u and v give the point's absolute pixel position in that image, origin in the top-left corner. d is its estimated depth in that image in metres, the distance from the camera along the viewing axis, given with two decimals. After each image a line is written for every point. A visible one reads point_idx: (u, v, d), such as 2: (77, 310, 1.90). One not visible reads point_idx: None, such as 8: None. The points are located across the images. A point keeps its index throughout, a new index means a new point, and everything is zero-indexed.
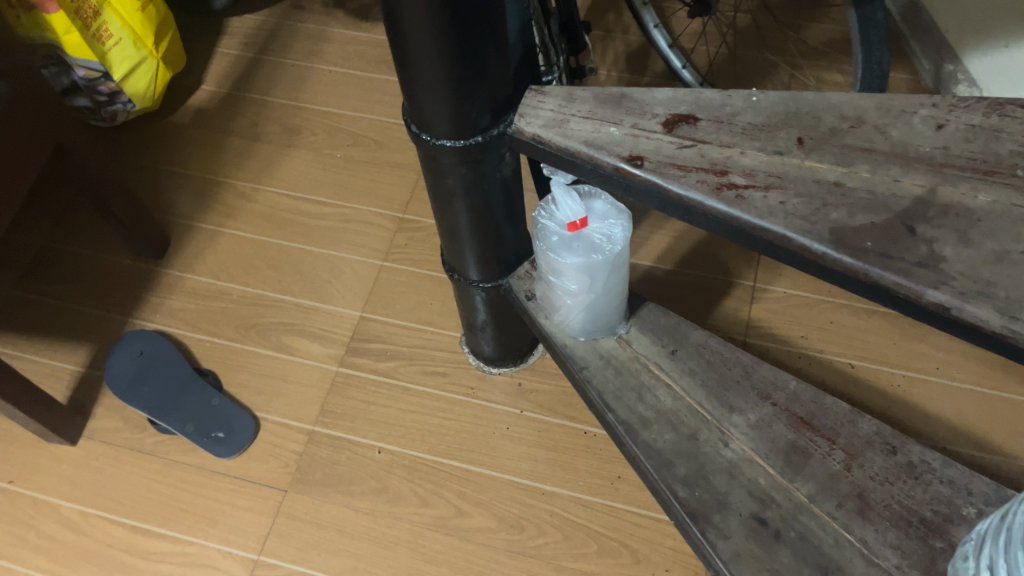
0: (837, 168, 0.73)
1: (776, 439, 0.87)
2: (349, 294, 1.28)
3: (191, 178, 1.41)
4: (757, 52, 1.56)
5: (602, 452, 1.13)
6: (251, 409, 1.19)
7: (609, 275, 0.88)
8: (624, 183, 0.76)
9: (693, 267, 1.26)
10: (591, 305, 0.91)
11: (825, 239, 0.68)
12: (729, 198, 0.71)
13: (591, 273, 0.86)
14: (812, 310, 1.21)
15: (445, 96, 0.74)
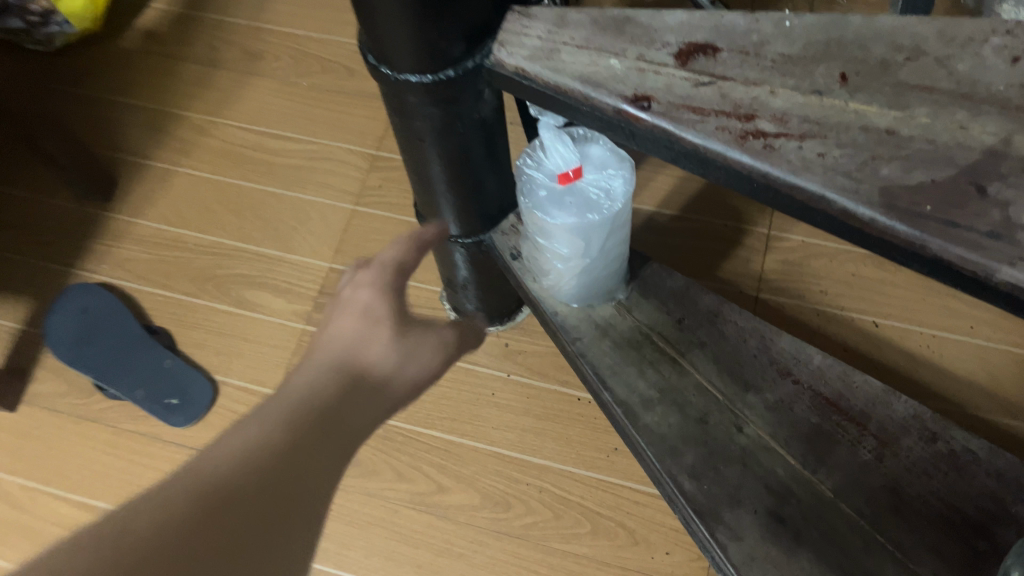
0: (889, 112, 0.59)
1: (798, 424, 0.76)
2: (316, 243, 1.14)
3: (141, 111, 1.26)
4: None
5: (597, 421, 1.02)
6: (209, 371, 1.07)
7: (606, 237, 0.76)
8: (626, 128, 0.62)
9: (701, 213, 1.13)
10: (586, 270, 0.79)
11: (873, 202, 0.55)
12: (756, 149, 0.58)
13: (586, 235, 0.74)
14: (834, 262, 1.08)
15: (406, 20, 0.60)
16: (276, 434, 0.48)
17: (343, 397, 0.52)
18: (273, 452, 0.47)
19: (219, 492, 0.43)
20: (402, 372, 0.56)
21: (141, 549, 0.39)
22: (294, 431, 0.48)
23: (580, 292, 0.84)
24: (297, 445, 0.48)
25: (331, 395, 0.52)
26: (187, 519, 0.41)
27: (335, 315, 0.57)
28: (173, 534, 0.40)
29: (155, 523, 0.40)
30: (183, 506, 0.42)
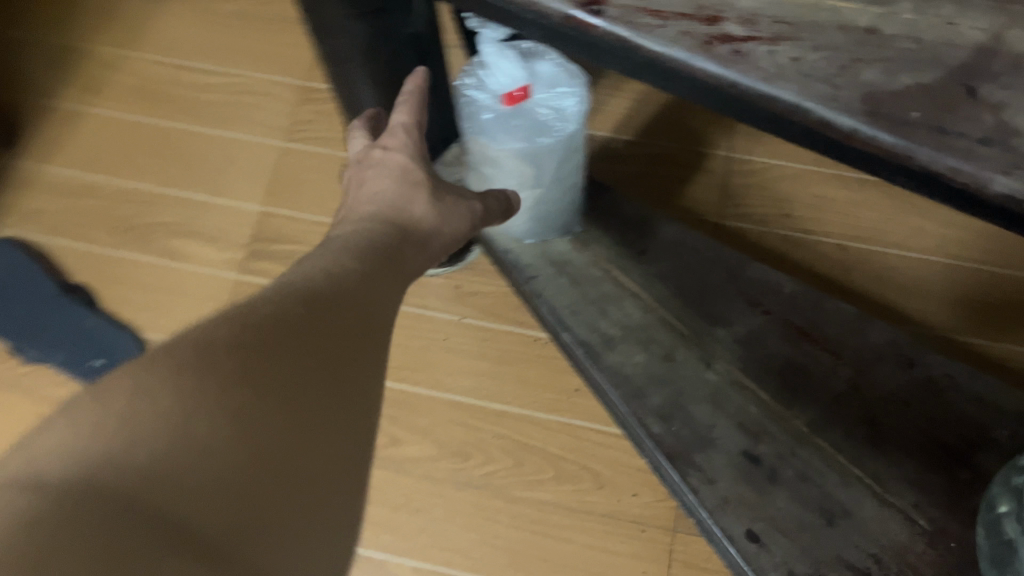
0: (869, 9, 0.53)
1: (769, 357, 0.71)
2: (247, 185, 1.06)
3: (43, 46, 1.15)
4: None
5: (557, 362, 0.97)
6: (134, 328, 0.99)
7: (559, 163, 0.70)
8: (579, 38, 0.55)
9: (659, 137, 1.06)
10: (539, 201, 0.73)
11: (856, 109, 0.49)
12: (724, 54, 0.51)
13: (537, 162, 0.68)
14: (797, 183, 1.03)
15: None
16: (345, 266, 0.50)
17: (394, 239, 0.55)
18: (343, 279, 0.48)
19: (290, 309, 0.43)
20: (446, 213, 0.60)
21: (229, 347, 0.38)
22: (359, 269, 0.50)
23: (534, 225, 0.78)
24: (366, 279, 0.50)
25: (380, 237, 0.54)
26: (289, 323, 0.42)
27: (365, 180, 0.59)
28: (278, 329, 0.41)
29: (227, 334, 0.39)
30: (250, 320, 0.41)
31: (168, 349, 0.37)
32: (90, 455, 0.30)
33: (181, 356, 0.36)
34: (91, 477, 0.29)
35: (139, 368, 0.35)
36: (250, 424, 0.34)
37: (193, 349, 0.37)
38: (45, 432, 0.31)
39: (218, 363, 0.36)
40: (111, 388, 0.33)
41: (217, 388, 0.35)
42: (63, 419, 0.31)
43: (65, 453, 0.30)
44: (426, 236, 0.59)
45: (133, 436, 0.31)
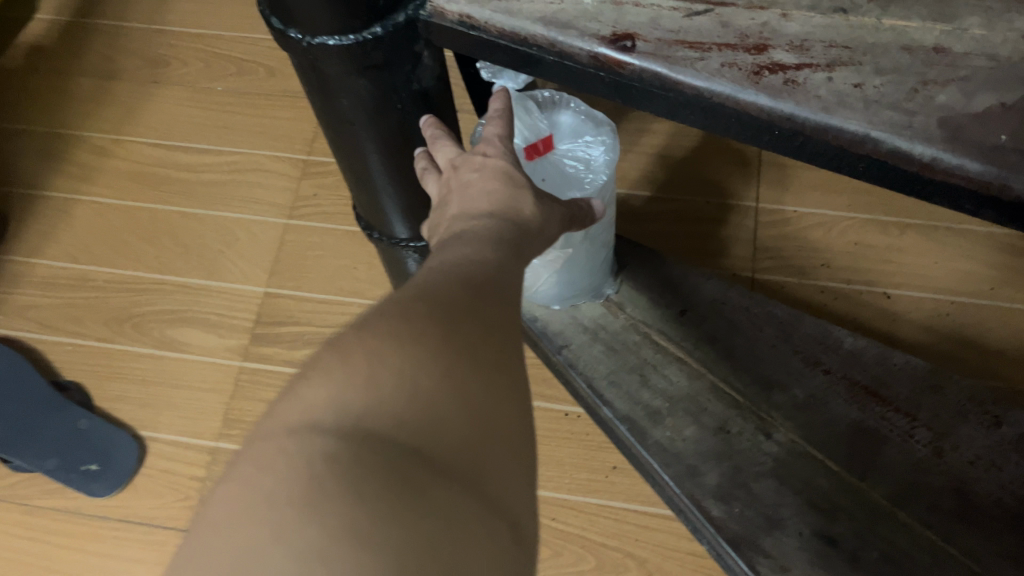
0: (934, 27, 0.47)
1: (835, 422, 0.63)
2: (248, 266, 1.00)
3: (31, 135, 1.10)
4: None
5: (589, 438, 0.89)
6: (133, 428, 0.92)
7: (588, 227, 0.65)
8: (608, 80, 0.49)
9: (680, 191, 1.00)
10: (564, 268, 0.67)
11: (933, 135, 0.43)
12: (776, 86, 0.45)
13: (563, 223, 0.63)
14: (832, 232, 0.96)
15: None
16: (484, 256, 0.39)
17: (512, 243, 0.42)
18: (489, 263, 0.38)
19: (479, 272, 0.37)
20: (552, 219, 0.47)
21: (451, 288, 0.35)
22: (495, 260, 0.39)
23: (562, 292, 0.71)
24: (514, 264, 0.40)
25: (499, 236, 0.41)
26: (463, 288, 0.35)
27: (462, 186, 0.47)
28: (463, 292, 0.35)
29: (433, 286, 0.35)
30: (455, 266, 0.37)
31: (374, 317, 0.32)
32: (358, 404, 0.28)
33: (409, 304, 0.33)
34: (363, 426, 0.27)
35: (361, 335, 0.31)
36: (478, 376, 0.31)
37: (404, 310, 0.32)
38: (315, 381, 0.29)
39: (446, 304, 0.33)
40: (350, 339, 0.30)
41: (444, 340, 0.31)
42: (319, 383, 0.29)
43: (337, 402, 0.28)
44: (537, 249, 0.45)
45: (381, 397, 0.28)
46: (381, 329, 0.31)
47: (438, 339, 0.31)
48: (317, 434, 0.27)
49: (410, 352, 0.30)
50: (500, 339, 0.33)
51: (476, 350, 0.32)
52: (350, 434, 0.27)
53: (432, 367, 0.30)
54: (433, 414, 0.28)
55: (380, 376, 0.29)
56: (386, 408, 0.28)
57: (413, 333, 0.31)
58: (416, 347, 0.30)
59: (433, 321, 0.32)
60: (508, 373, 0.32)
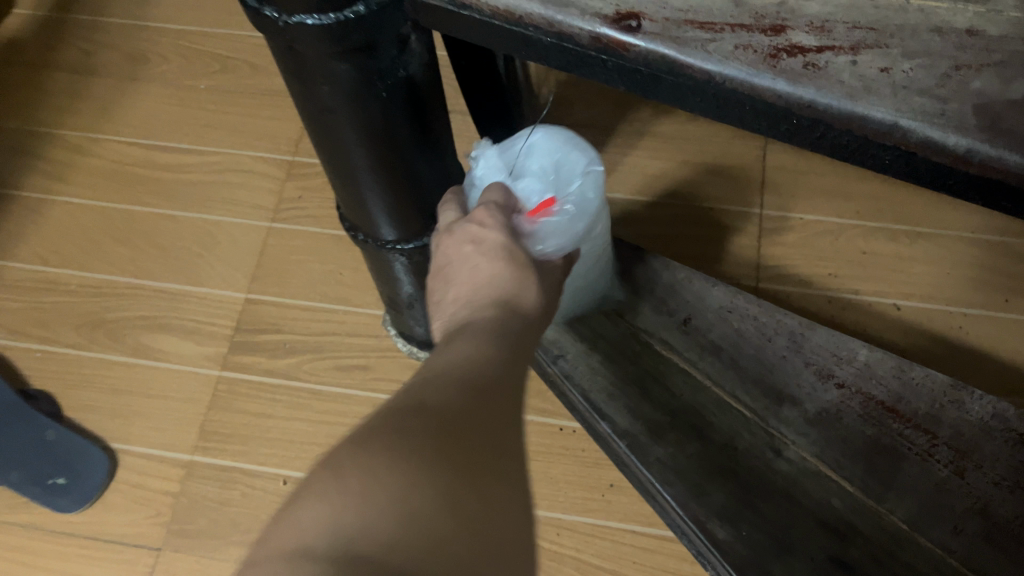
0: (967, 8, 0.43)
1: (849, 438, 0.59)
2: (228, 271, 0.95)
3: (3, 132, 1.05)
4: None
5: (584, 454, 0.84)
6: (103, 440, 0.87)
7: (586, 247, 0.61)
8: (610, 64, 0.45)
9: (681, 197, 0.96)
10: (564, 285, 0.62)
11: (969, 124, 0.39)
12: (794, 70, 0.41)
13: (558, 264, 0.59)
14: (839, 239, 0.92)
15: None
16: (484, 359, 0.40)
17: (512, 337, 0.43)
18: (486, 362, 0.40)
19: (476, 380, 0.37)
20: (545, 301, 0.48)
21: (443, 401, 0.35)
22: (493, 355, 0.40)
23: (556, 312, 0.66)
24: (511, 365, 0.41)
25: (499, 330, 0.43)
26: (460, 400, 0.35)
27: (462, 259, 0.47)
28: (462, 405, 0.35)
29: (430, 398, 0.35)
30: (457, 367, 0.38)
31: (368, 431, 0.32)
32: (353, 528, 0.27)
33: (406, 420, 0.33)
34: (355, 549, 0.26)
35: (353, 452, 0.30)
36: (473, 493, 0.30)
37: (401, 424, 0.32)
38: (304, 505, 0.28)
39: (440, 419, 0.33)
40: (343, 456, 0.30)
41: (439, 456, 0.31)
42: (310, 507, 0.28)
43: (329, 527, 0.27)
44: (536, 333, 0.47)
45: (372, 519, 0.27)
46: (377, 442, 0.31)
47: (433, 455, 0.31)
48: (307, 561, 0.26)
49: (404, 468, 0.29)
50: (494, 447, 0.34)
51: (472, 467, 0.31)
52: (340, 557, 0.26)
53: (427, 485, 0.29)
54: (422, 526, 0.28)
55: (372, 499, 0.28)
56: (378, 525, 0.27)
57: (408, 444, 0.31)
58: (409, 459, 0.30)
59: (430, 432, 0.32)
60: (501, 482, 0.32)
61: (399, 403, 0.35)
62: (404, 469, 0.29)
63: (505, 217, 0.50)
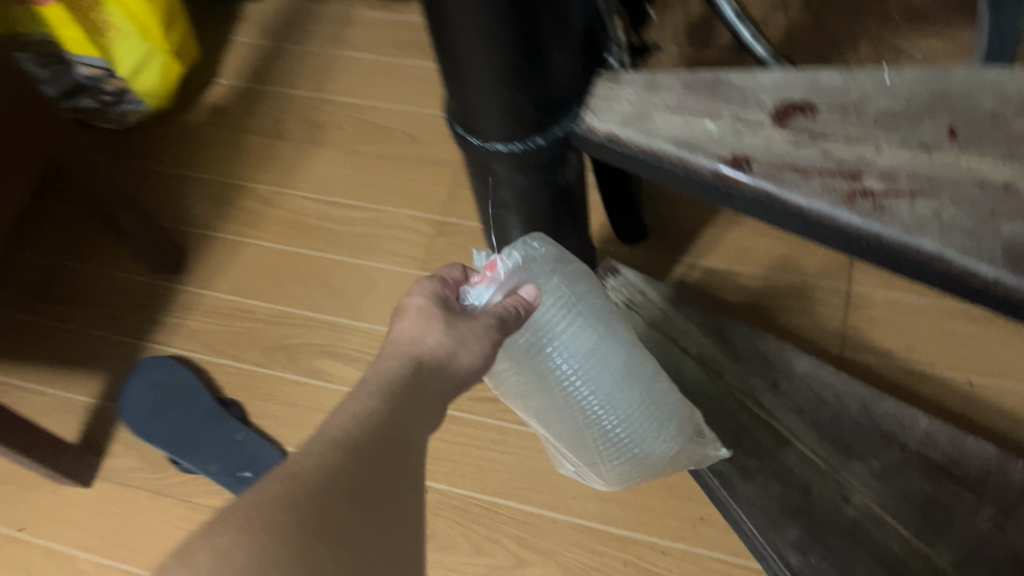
0: (1006, 165, 0.56)
1: (909, 492, 0.71)
2: (385, 310, 1.14)
3: (207, 183, 1.28)
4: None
5: (680, 489, 0.98)
6: (280, 444, 1.06)
7: (607, 353, 0.65)
8: (726, 193, 0.60)
9: (777, 270, 1.10)
10: (596, 417, 0.65)
11: (998, 260, 0.51)
12: (866, 209, 0.55)
13: (558, 346, 0.63)
14: (918, 317, 1.04)
15: (506, 74, 0.63)
16: (372, 413, 0.49)
17: (409, 382, 0.52)
18: (374, 414, 0.49)
19: (353, 439, 0.47)
20: (464, 342, 0.56)
21: (311, 467, 0.44)
22: (381, 411, 0.50)
23: (598, 452, 0.68)
24: (397, 418, 0.50)
25: (392, 380, 0.52)
26: (331, 463, 0.45)
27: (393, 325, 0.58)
28: (329, 468, 0.44)
29: (300, 464, 0.44)
30: (364, 421, 0.48)
31: (237, 501, 0.41)
32: None
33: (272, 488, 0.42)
34: None
35: (218, 521, 0.39)
36: (323, 549, 0.40)
37: (265, 493, 0.41)
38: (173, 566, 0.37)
39: (303, 483, 0.42)
40: (209, 525, 0.39)
41: (292, 519, 0.40)
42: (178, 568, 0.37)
43: None
44: (450, 372, 0.55)
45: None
46: (275, 492, 0.41)
47: (288, 519, 0.40)
48: None
49: (262, 533, 0.39)
50: (374, 492, 0.44)
51: (323, 527, 0.40)
52: None
53: (277, 546, 0.38)
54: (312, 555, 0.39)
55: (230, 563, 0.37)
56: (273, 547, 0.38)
57: (308, 494, 0.42)
58: (302, 507, 0.41)
59: (322, 483, 0.43)
60: (388, 505, 0.44)
61: (304, 458, 0.45)
62: (294, 514, 0.40)
63: (440, 284, 0.60)
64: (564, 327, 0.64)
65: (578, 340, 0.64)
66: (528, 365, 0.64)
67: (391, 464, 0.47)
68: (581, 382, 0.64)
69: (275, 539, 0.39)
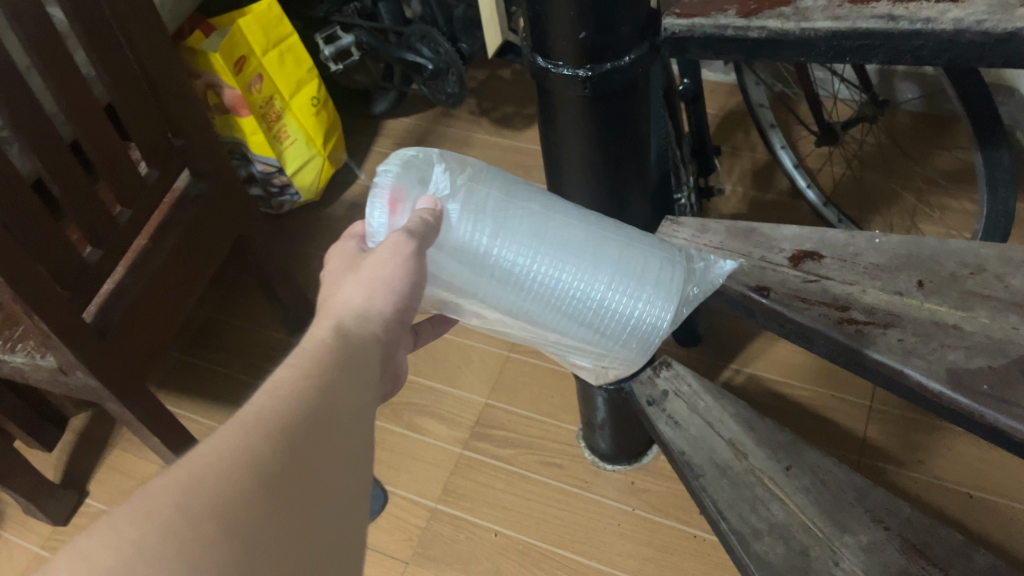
0: (956, 312, 0.75)
1: (889, 564, 0.88)
2: (477, 382, 1.40)
3: None
4: (900, 161, 1.47)
5: (710, 557, 1.15)
6: (380, 482, 1.29)
7: (551, 228, 0.66)
8: (750, 309, 0.82)
9: (809, 381, 1.30)
10: (583, 292, 0.67)
11: (942, 378, 0.69)
12: (850, 332, 0.75)
13: (503, 242, 0.64)
14: (929, 436, 1.21)
15: None
16: (294, 371, 0.50)
17: (332, 327, 0.57)
18: (293, 371, 0.50)
19: (275, 414, 0.46)
20: (374, 281, 0.60)
21: (225, 451, 0.42)
22: (314, 380, 0.50)
23: (587, 333, 0.70)
24: (328, 386, 0.50)
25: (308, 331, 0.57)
26: (253, 445, 0.43)
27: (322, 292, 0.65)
28: (252, 452, 0.43)
29: (222, 448, 0.42)
30: (290, 394, 0.48)
31: (151, 496, 0.39)
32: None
33: (191, 479, 0.40)
34: None
35: (126, 515, 0.38)
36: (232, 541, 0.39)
37: (182, 485, 0.40)
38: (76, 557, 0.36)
39: (220, 473, 0.41)
40: (116, 520, 0.38)
41: (203, 515, 0.39)
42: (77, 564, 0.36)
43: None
44: (372, 305, 0.60)
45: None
46: (161, 498, 0.39)
47: (198, 514, 0.39)
48: None
49: (173, 533, 0.38)
50: (293, 476, 0.43)
51: (232, 517, 0.39)
52: None
53: (182, 546, 0.37)
54: (190, 553, 0.37)
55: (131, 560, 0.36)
56: (140, 561, 0.36)
57: (206, 487, 0.40)
58: (207, 496, 0.39)
59: (232, 472, 0.41)
60: (307, 507, 0.43)
61: (210, 443, 0.43)
62: (175, 509, 0.38)
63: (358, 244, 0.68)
64: (495, 219, 0.64)
65: (516, 228, 0.64)
66: (488, 277, 0.65)
67: (302, 424, 0.46)
68: (548, 266, 0.65)
69: (139, 538, 0.37)
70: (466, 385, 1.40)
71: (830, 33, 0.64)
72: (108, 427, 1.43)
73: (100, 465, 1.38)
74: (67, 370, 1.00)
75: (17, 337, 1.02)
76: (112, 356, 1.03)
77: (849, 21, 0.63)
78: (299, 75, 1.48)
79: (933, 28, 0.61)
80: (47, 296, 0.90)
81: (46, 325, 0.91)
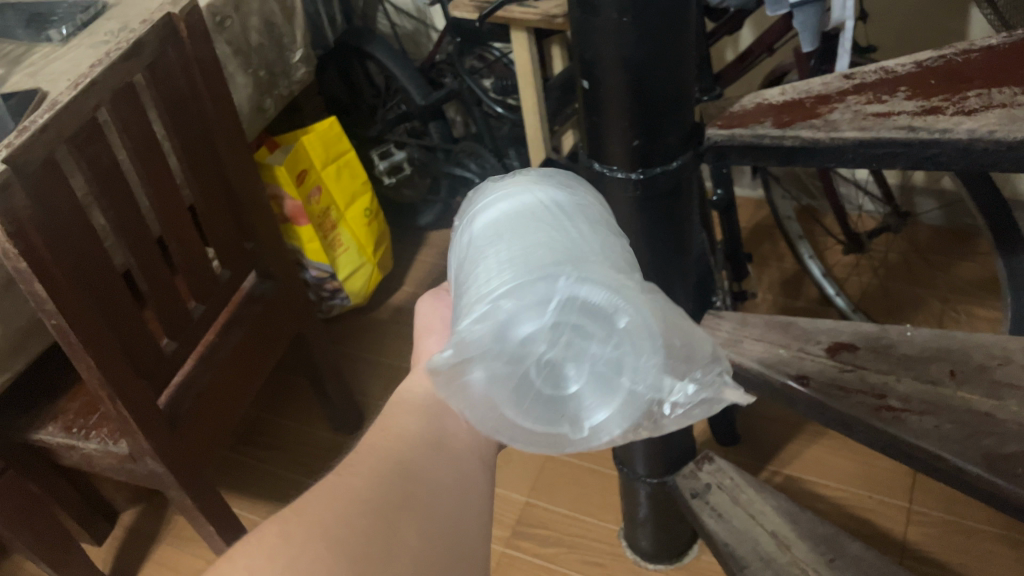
0: (988, 400, 0.79)
1: None
2: (519, 481, 1.44)
3: (385, 365, 1.62)
4: (924, 270, 1.54)
5: None
6: None
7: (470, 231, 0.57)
8: (791, 398, 0.87)
9: (848, 483, 1.32)
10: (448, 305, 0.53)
11: (978, 461, 0.72)
12: (887, 418, 0.79)
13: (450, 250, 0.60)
14: (969, 538, 1.21)
15: None
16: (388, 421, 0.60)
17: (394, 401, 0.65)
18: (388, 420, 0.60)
19: (373, 457, 0.55)
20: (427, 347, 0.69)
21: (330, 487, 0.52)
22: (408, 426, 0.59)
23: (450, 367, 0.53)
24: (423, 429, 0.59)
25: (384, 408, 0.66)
26: (354, 483, 0.53)
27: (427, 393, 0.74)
28: (353, 487, 0.52)
29: (331, 486, 0.53)
30: (391, 441, 0.57)
31: (276, 524, 0.50)
32: None
33: (303, 510, 0.50)
34: None
35: (255, 539, 0.49)
36: (329, 550, 0.47)
37: (296, 516, 0.50)
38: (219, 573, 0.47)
39: (325, 505, 0.51)
40: (246, 545, 0.49)
41: (310, 535, 0.48)
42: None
43: None
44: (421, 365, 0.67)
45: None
46: (275, 530, 0.49)
47: (306, 534, 0.48)
48: None
49: (287, 546, 0.48)
50: (391, 503, 0.52)
51: (331, 534, 0.49)
52: None
53: (291, 556, 0.47)
54: (298, 562, 0.47)
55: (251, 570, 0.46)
56: (263, 565, 0.47)
57: (316, 515, 0.50)
58: (314, 522, 0.49)
59: (335, 505, 0.51)
60: (410, 520, 0.51)
61: (327, 481, 0.53)
62: (287, 532, 0.49)
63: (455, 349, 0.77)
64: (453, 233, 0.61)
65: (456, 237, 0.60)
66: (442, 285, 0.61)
67: (390, 462, 0.55)
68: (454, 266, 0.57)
69: (259, 556, 0.47)
70: (507, 484, 1.44)
71: (857, 141, 0.72)
72: (157, 522, 1.46)
73: (148, 560, 1.41)
74: (136, 457, 1.06)
75: (92, 425, 1.08)
76: (179, 445, 1.08)
77: (874, 131, 0.71)
78: (354, 188, 1.59)
79: (949, 137, 0.68)
80: (128, 382, 0.97)
81: (125, 409, 0.97)
